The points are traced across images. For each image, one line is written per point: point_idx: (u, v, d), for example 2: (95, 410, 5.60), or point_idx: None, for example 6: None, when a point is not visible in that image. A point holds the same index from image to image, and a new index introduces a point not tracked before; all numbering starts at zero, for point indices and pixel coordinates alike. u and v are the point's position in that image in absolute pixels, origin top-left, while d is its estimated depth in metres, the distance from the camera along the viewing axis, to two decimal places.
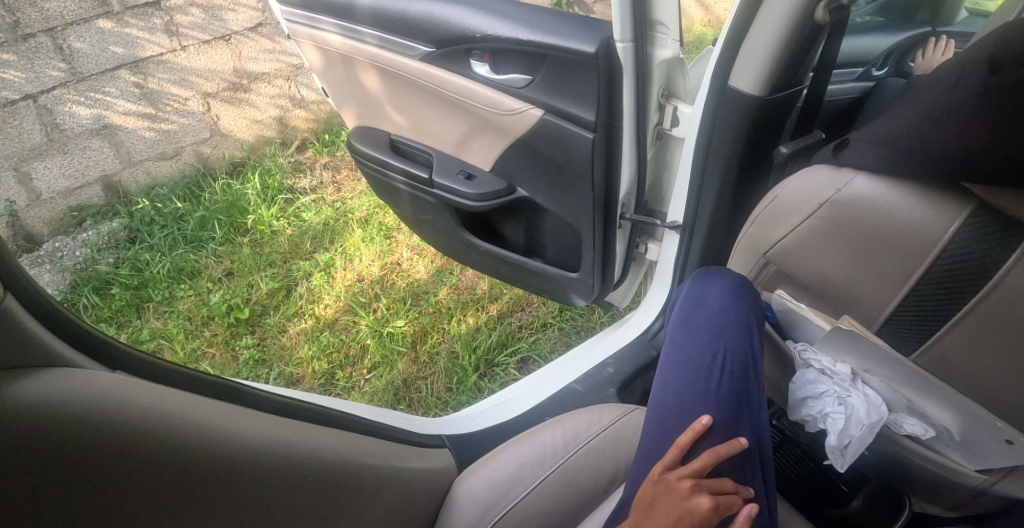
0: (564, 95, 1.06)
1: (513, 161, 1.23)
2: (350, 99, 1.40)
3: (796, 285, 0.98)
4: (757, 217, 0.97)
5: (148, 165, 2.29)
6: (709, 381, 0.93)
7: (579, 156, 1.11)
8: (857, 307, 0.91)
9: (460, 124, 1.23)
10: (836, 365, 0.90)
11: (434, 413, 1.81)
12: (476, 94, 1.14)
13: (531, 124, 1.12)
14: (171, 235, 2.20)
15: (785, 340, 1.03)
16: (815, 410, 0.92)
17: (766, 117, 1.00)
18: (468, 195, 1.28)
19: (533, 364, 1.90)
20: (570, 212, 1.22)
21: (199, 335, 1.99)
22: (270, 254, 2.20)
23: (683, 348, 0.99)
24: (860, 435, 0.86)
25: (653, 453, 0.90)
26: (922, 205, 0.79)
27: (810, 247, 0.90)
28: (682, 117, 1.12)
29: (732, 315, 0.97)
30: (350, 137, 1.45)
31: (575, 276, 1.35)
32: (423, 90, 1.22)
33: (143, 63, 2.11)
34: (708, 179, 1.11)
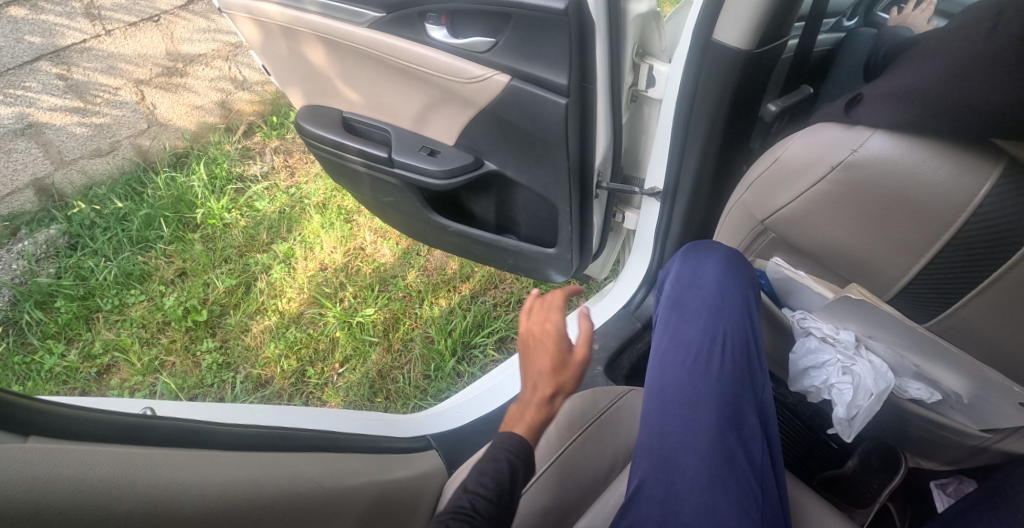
0: (533, 58, 0.96)
1: (480, 134, 1.13)
2: (297, 77, 1.29)
3: (795, 252, 0.93)
4: (754, 184, 0.91)
5: (84, 164, 2.12)
6: (709, 367, 0.87)
7: (552, 125, 1.02)
8: (864, 272, 0.86)
9: (419, 96, 1.13)
10: (840, 333, 0.85)
11: (413, 403, 1.73)
12: (435, 62, 1.03)
13: (498, 91, 1.02)
14: (115, 238, 2.06)
15: (781, 308, 0.97)
16: (818, 380, 0.88)
17: (754, 74, 0.92)
18: (432, 172, 1.20)
19: (512, 342, 1.83)
20: (544, 185, 1.14)
21: (156, 344, 1.89)
22: (224, 249, 2.07)
23: (676, 333, 0.93)
24: (867, 404, 0.82)
25: (656, 446, 0.84)
26: (946, 166, 0.72)
27: (814, 213, 0.84)
28: (658, 77, 1.03)
29: (728, 293, 0.91)
30: (299, 119, 1.34)
31: (552, 251, 1.28)
32: (376, 61, 1.11)
33: (64, 52, 1.92)
34: (690, 145, 1.03)
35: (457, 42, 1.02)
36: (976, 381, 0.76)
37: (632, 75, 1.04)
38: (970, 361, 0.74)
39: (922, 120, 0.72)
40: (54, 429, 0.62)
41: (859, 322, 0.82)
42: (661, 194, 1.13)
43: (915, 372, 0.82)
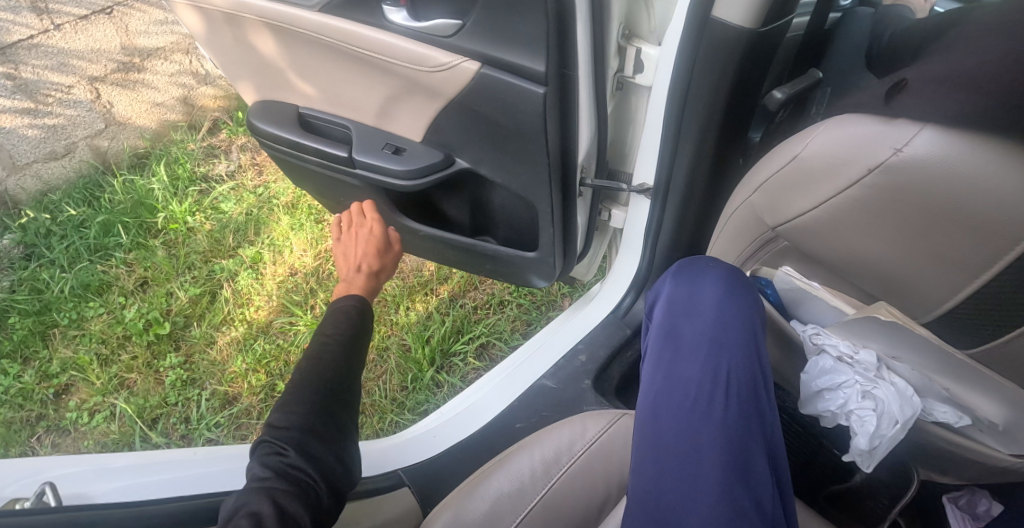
0: (505, 40, 0.84)
1: (449, 128, 1.01)
2: (247, 70, 1.15)
3: (812, 260, 0.81)
4: (767, 185, 0.78)
5: (39, 169, 2.01)
6: (711, 409, 0.77)
7: (529, 117, 0.90)
8: (896, 289, 0.73)
9: (380, 87, 1.00)
10: (858, 353, 0.76)
11: (389, 419, 1.57)
12: (394, 50, 0.90)
13: (466, 80, 0.90)
14: (72, 247, 1.94)
15: (790, 320, 0.86)
16: (834, 405, 0.78)
17: (761, 55, 0.80)
18: (397, 172, 1.08)
19: (494, 349, 1.68)
20: (522, 183, 1.02)
21: (117, 361, 1.78)
22: (188, 256, 1.95)
23: (673, 367, 0.83)
24: (892, 434, 0.73)
25: (653, 491, 0.73)
26: (1017, 172, 0.58)
27: (836, 222, 0.72)
28: (647, 61, 0.90)
29: (729, 323, 0.82)
30: (252, 116, 1.21)
31: (534, 255, 1.17)
32: (329, 49, 0.97)
33: (10, 50, 1.78)
34: (684, 137, 0.91)
35: (418, 26, 0.89)
36: (1016, 410, 0.67)
37: (617, 60, 0.92)
38: (1009, 391, 0.64)
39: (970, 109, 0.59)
40: None
41: (885, 341, 0.73)
42: (651, 191, 1.03)
43: (944, 396, 0.73)
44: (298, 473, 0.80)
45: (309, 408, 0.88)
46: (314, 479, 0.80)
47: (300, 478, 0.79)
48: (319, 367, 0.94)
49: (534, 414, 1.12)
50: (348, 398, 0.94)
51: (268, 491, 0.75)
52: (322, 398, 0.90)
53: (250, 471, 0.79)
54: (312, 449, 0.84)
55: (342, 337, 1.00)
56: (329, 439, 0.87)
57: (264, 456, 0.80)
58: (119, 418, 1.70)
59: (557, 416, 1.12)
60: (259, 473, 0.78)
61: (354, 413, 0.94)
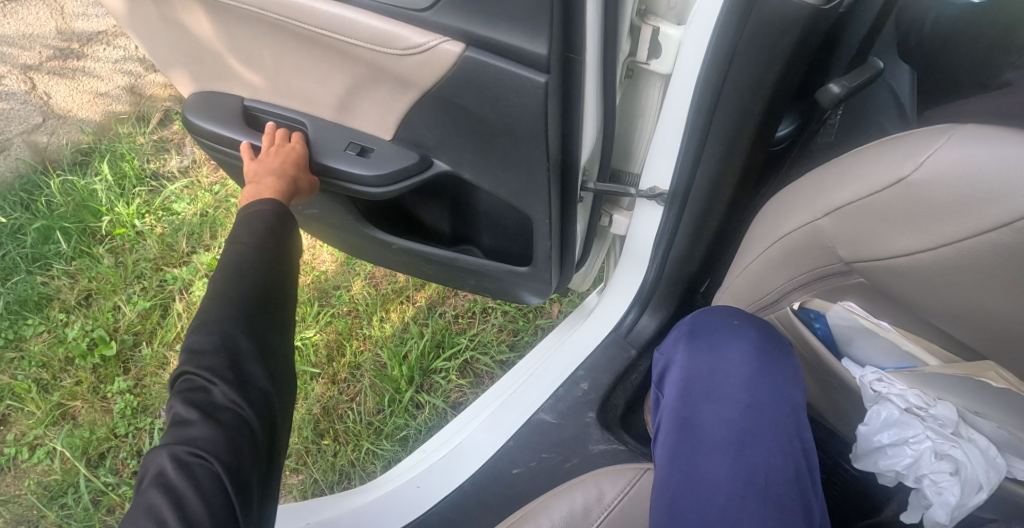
0: (494, 15, 0.65)
1: (424, 125, 0.82)
2: (177, 52, 0.95)
3: (886, 298, 0.63)
4: (849, 209, 0.60)
5: None
6: (745, 512, 0.65)
7: (524, 113, 0.72)
8: (1005, 349, 0.58)
9: (338, 74, 0.81)
10: (933, 407, 0.63)
11: (364, 448, 1.42)
12: (354, 27, 0.73)
13: (445, 67, 0.72)
14: (7, 257, 1.74)
15: (842, 359, 0.71)
16: (900, 465, 0.64)
17: (816, 32, 0.64)
18: (366, 178, 0.90)
19: (479, 365, 1.51)
20: (515, 192, 0.85)
21: (60, 386, 1.60)
22: (137, 264, 1.75)
23: (695, 457, 0.71)
24: (974, 501, 0.60)
25: None
26: None
27: (945, 269, 0.56)
28: (666, 43, 0.73)
29: (766, 411, 0.72)
30: (186, 109, 1.01)
31: (525, 270, 1.00)
32: (275, 28, 0.79)
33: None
34: (713, 131, 0.75)
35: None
36: None
37: (629, 41, 0.75)
38: None
39: None
40: None
41: (971, 386, 0.59)
42: (664, 197, 0.86)
43: None
44: (226, 410, 0.79)
45: (228, 330, 0.85)
46: (246, 412, 0.81)
47: (230, 415, 0.79)
48: (235, 280, 0.89)
49: (532, 458, 0.99)
50: (273, 304, 0.92)
51: (194, 438, 0.76)
52: (246, 313, 0.87)
53: (174, 409, 0.79)
54: (239, 377, 0.83)
55: (261, 242, 0.92)
56: (258, 357, 0.86)
57: (188, 394, 0.79)
58: (60, 455, 1.51)
59: (560, 459, 0.99)
60: (184, 417, 0.77)
61: (281, 315, 0.93)
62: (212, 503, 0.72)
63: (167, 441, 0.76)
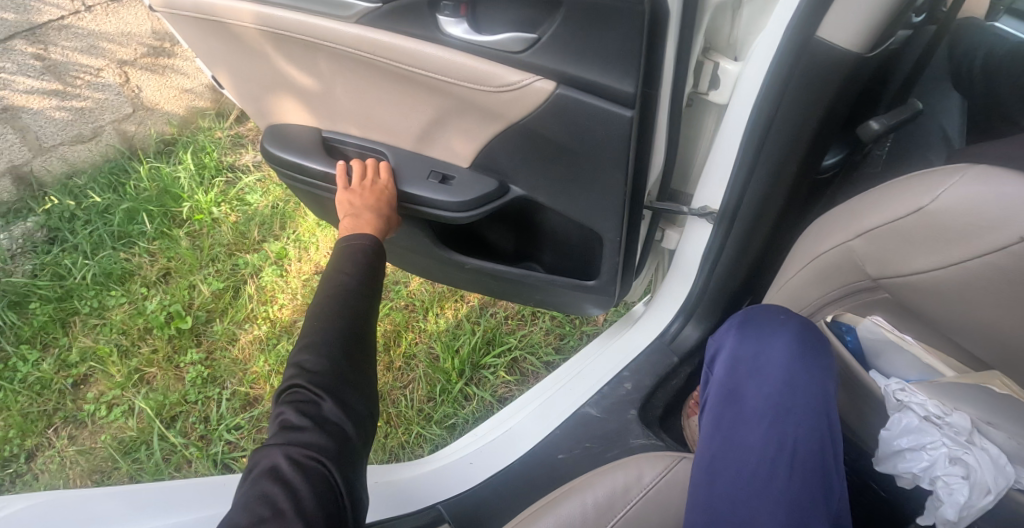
0: (586, 56, 0.76)
1: (504, 150, 0.93)
2: (256, 85, 1.07)
3: (912, 316, 0.71)
4: (873, 231, 0.68)
5: (64, 151, 1.96)
6: (772, 478, 0.73)
7: (607, 140, 0.83)
8: (1012, 362, 0.65)
9: (425, 108, 0.93)
10: (950, 415, 0.69)
11: (414, 431, 1.53)
12: (448, 65, 0.84)
13: (536, 101, 0.83)
14: (95, 233, 1.92)
15: (869, 370, 0.78)
16: (916, 467, 0.70)
17: (851, 87, 0.73)
18: (447, 203, 1.00)
19: (525, 363, 1.61)
20: (585, 211, 0.96)
21: (137, 354, 1.75)
22: (212, 248, 1.91)
23: (733, 430, 0.79)
24: (983, 504, 0.66)
25: None
26: None
27: (956, 287, 0.63)
28: (725, 78, 0.82)
29: (801, 392, 0.77)
30: (265, 139, 1.13)
31: (593, 283, 1.09)
32: (363, 64, 0.90)
33: (40, 30, 1.77)
34: (761, 162, 0.84)
35: (481, 40, 0.81)
36: None
37: (693, 75, 0.83)
38: None
39: None
40: None
41: (981, 394, 0.66)
42: (716, 215, 0.94)
43: None
44: (333, 424, 0.84)
45: (334, 351, 0.91)
46: (349, 430, 0.85)
47: (336, 428, 0.84)
48: (339, 304, 0.96)
49: (576, 445, 1.07)
50: (366, 333, 0.98)
51: (307, 442, 0.80)
52: (346, 340, 0.93)
53: (284, 415, 0.82)
54: (342, 397, 0.88)
55: (361, 271, 1.01)
56: (356, 383, 0.91)
57: (298, 403, 0.83)
58: (136, 414, 1.66)
59: (601, 448, 1.07)
60: (296, 423, 0.81)
61: (371, 348, 0.98)
62: (323, 500, 0.75)
63: (278, 443, 0.80)
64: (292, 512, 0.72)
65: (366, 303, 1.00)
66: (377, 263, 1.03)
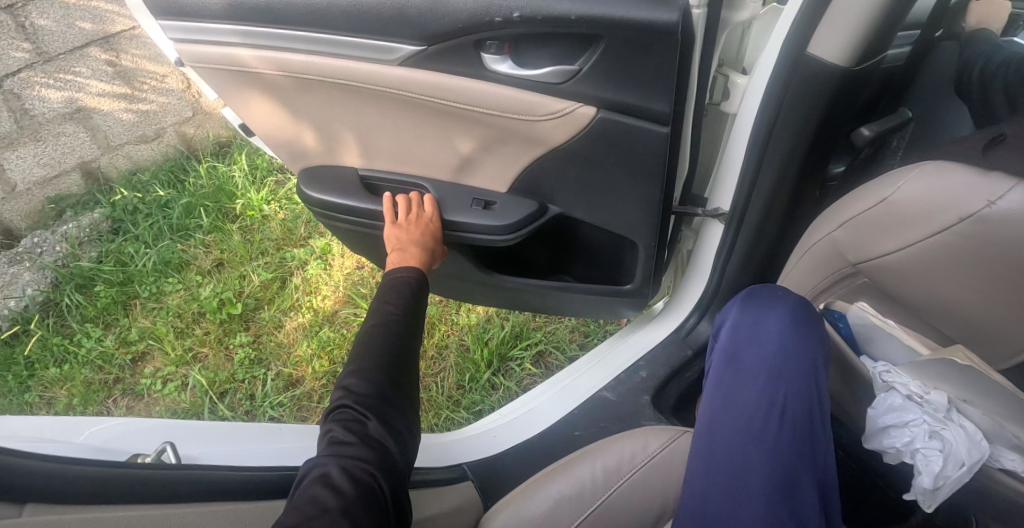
0: (622, 83, 0.86)
1: (544, 174, 1.03)
2: (290, 131, 1.13)
3: (889, 299, 0.79)
4: (849, 221, 0.78)
5: (130, 149, 2.13)
6: (765, 430, 0.81)
7: (644, 154, 0.92)
8: (974, 335, 0.72)
9: (467, 138, 1.02)
10: (929, 393, 0.75)
11: (444, 415, 1.63)
12: (495, 97, 0.93)
13: (581, 126, 0.92)
14: (155, 225, 2.06)
15: (860, 355, 0.85)
16: (899, 442, 0.77)
17: (845, 96, 0.82)
18: (492, 228, 1.09)
19: (550, 358, 1.71)
20: (621, 222, 1.04)
21: (190, 334, 1.87)
22: (262, 242, 2.06)
23: (732, 390, 0.86)
24: (957, 476, 0.72)
25: (697, 492, 0.77)
26: None
27: (914, 264, 0.72)
28: (735, 90, 0.92)
29: (795, 357, 0.84)
30: (301, 182, 1.19)
31: (629, 287, 1.17)
32: (407, 104, 0.99)
33: (114, 38, 1.95)
34: (766, 166, 0.93)
35: (527, 75, 0.90)
36: None
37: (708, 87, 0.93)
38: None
39: None
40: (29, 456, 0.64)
41: (945, 368, 0.69)
42: (725, 217, 1.04)
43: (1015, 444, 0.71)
44: (376, 441, 0.83)
45: (379, 374, 0.91)
46: (393, 450, 0.84)
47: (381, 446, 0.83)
48: (386, 336, 0.97)
49: (593, 424, 1.16)
50: (410, 362, 0.98)
51: (354, 455, 0.79)
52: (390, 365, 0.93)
53: (332, 432, 0.82)
54: (387, 418, 0.88)
55: (404, 307, 1.02)
56: (400, 407, 0.91)
57: (345, 420, 0.84)
58: (190, 388, 1.78)
59: (616, 428, 1.16)
60: (343, 438, 0.81)
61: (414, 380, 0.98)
62: (371, 511, 0.74)
63: (327, 456, 0.79)
64: (341, 513, 0.71)
65: (410, 338, 1.00)
66: (420, 294, 1.07)
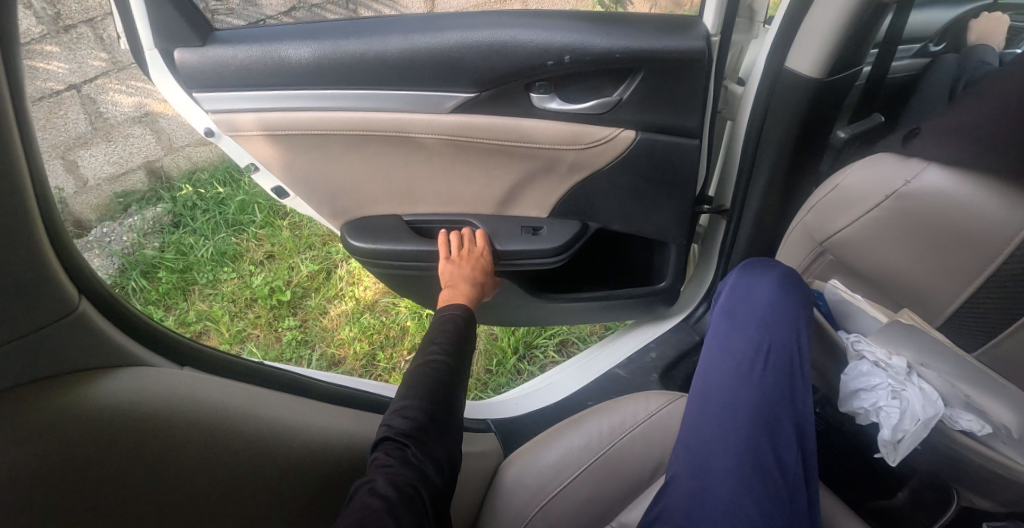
0: (660, 107, 1.02)
1: (588, 194, 1.13)
2: (328, 190, 1.14)
3: (853, 275, 0.91)
4: (814, 206, 0.91)
5: (189, 151, 2.15)
6: (750, 375, 0.89)
7: (685, 158, 1.07)
8: (917, 301, 0.83)
9: (511, 174, 1.12)
10: (892, 358, 0.86)
11: (473, 395, 1.77)
12: (545, 133, 1.06)
13: (622, 150, 1.07)
14: (212, 220, 2.08)
15: (838, 330, 0.97)
16: (867, 403, 0.87)
17: (821, 101, 0.94)
18: (543, 252, 1.16)
19: (571, 346, 1.85)
20: (657, 226, 1.16)
21: (244, 317, 1.93)
22: (309, 237, 2.12)
23: (725, 342, 0.94)
24: (913, 430, 0.82)
25: (687, 441, 0.86)
26: (998, 201, 0.70)
27: (864, 239, 0.84)
28: (733, 97, 1.07)
29: (781, 311, 0.91)
30: (344, 236, 1.19)
31: (665, 284, 1.27)
32: (458, 147, 1.08)
33: None
34: (759, 164, 1.06)
35: (575, 108, 1.04)
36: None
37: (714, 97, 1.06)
38: (950, 350, 0.76)
39: (967, 159, 0.72)
40: (173, 349, 0.85)
41: (900, 328, 0.80)
42: (726, 213, 1.18)
43: (966, 402, 0.81)
44: (416, 462, 0.80)
45: (420, 397, 0.88)
46: (432, 471, 0.80)
47: (423, 466, 0.80)
48: (428, 365, 0.93)
49: (604, 397, 1.30)
50: (454, 385, 0.94)
51: (395, 475, 0.76)
52: (432, 388, 0.90)
53: (372, 460, 0.79)
54: (429, 440, 0.84)
55: (454, 340, 1.00)
56: (442, 430, 0.87)
57: (385, 446, 0.81)
58: None
59: None
60: (383, 462, 0.78)
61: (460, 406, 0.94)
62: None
63: (367, 482, 0.76)
64: (385, 513, 0.70)
65: (457, 364, 0.96)
66: (467, 332, 1.03)
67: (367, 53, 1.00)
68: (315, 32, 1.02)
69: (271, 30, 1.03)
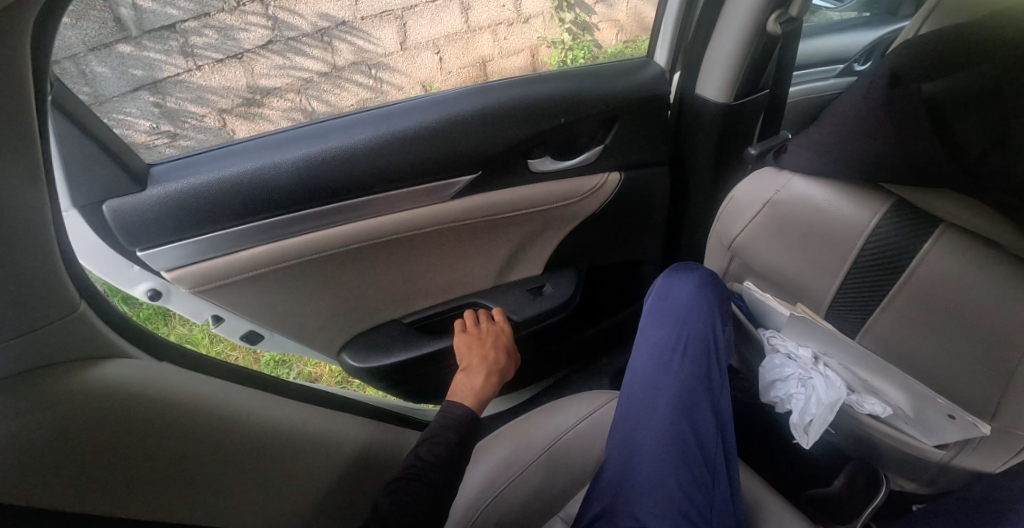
0: (632, 145, 1.19)
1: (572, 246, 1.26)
2: (317, 313, 1.11)
3: (761, 276, 1.03)
4: (719, 216, 1.05)
5: None
6: (670, 364, 0.98)
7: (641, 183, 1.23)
8: (803, 295, 0.96)
9: (512, 240, 1.20)
10: (799, 349, 0.97)
11: None
12: (545, 194, 1.16)
13: (615, 188, 1.22)
14: None
15: (759, 328, 1.07)
16: (781, 392, 0.98)
17: (730, 121, 1.17)
18: (550, 305, 1.27)
19: None
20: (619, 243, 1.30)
21: None
22: None
23: (647, 335, 1.04)
24: (818, 413, 0.92)
25: (618, 427, 0.95)
26: (847, 204, 0.88)
27: (758, 241, 0.99)
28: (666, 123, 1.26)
29: (699, 307, 1.01)
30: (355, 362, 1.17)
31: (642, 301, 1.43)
32: (457, 235, 1.14)
33: None
34: (694, 176, 1.27)
35: (570, 165, 1.16)
36: (912, 395, 0.85)
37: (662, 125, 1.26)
38: (826, 330, 0.89)
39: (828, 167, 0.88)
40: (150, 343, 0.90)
41: (802, 323, 0.92)
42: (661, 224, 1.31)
43: (864, 385, 0.92)
44: None
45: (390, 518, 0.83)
46: None
47: None
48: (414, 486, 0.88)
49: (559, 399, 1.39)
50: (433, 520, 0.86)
51: None
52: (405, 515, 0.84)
53: None
54: None
55: (443, 455, 0.93)
56: None
57: None
58: None
59: None
60: None
61: None
62: None
63: None
64: None
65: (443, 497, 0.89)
66: (459, 453, 0.96)
67: (359, 147, 1.01)
68: (296, 144, 1.01)
69: (227, 153, 1.00)
